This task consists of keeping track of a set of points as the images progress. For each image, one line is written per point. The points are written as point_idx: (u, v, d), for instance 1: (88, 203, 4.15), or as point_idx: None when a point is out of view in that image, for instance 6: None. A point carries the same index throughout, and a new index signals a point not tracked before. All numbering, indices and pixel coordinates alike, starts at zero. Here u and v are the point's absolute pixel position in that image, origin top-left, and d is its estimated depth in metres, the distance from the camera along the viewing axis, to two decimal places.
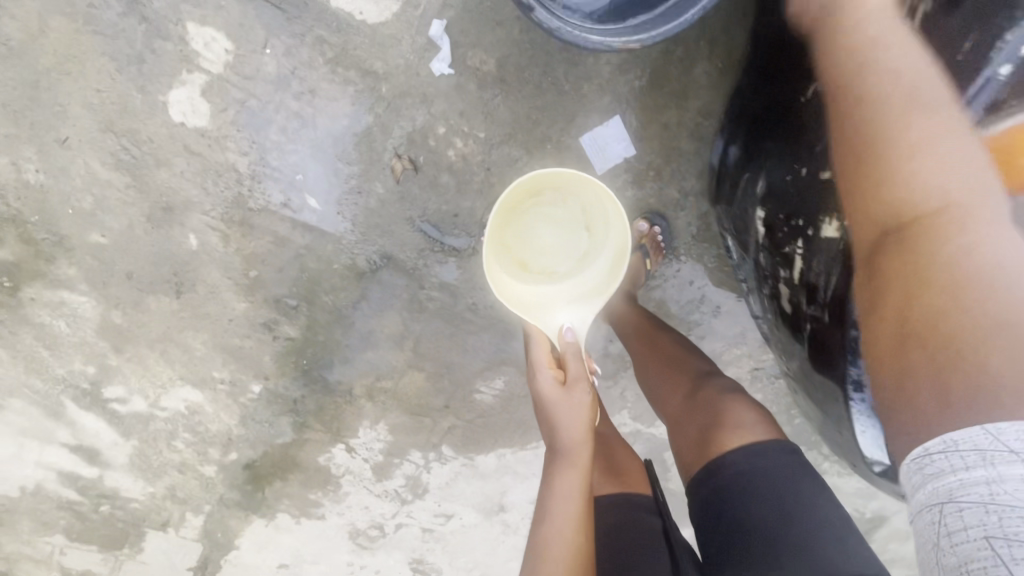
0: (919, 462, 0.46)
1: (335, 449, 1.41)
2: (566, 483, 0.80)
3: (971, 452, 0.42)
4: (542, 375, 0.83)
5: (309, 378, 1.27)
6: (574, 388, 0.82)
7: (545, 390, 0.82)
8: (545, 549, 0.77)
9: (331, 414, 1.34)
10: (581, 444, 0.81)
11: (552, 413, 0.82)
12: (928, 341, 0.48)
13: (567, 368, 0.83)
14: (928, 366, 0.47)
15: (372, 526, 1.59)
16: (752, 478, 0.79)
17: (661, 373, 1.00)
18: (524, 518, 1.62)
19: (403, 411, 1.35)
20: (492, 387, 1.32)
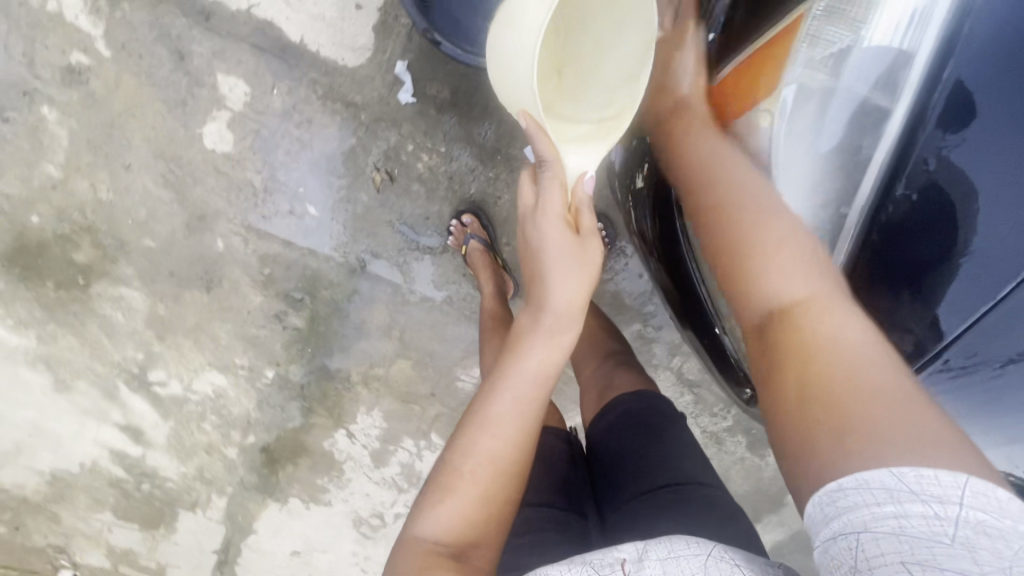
0: (831, 495, 0.52)
1: (338, 434, 1.59)
2: (534, 350, 0.78)
3: (879, 489, 0.48)
4: (549, 215, 0.78)
5: (313, 366, 1.48)
6: (587, 241, 0.80)
7: (551, 235, 0.79)
8: (492, 413, 0.75)
9: (333, 400, 1.53)
10: (574, 314, 0.80)
11: (555, 259, 0.78)
12: (823, 407, 0.56)
13: (580, 220, 0.81)
14: (829, 424, 0.55)
15: (373, 514, 1.75)
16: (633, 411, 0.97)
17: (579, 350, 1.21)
18: None
19: (396, 399, 1.53)
20: (471, 376, 1.49)
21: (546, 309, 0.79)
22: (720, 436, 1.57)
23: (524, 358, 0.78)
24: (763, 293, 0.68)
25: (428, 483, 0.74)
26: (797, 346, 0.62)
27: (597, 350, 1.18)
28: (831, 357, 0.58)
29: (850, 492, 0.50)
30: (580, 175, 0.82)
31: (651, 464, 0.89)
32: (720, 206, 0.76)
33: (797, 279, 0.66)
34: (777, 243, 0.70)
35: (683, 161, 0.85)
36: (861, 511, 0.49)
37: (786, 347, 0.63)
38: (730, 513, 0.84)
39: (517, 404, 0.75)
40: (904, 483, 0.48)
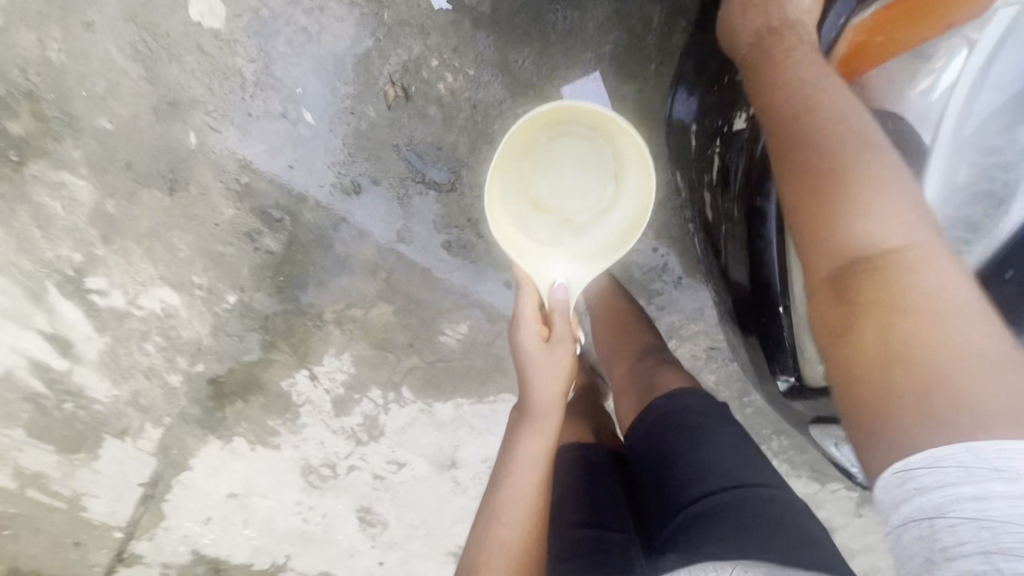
0: (901, 473, 0.57)
1: (299, 374, 1.45)
2: (529, 448, 0.98)
3: (956, 468, 0.53)
4: (526, 329, 1.00)
5: (283, 297, 1.33)
6: (557, 346, 0.99)
7: (528, 342, 1.00)
8: (502, 502, 0.95)
9: (299, 338, 1.39)
10: (552, 407, 1.02)
11: (533, 368, 1.01)
12: (898, 381, 0.60)
13: (552, 327, 0.99)
14: (910, 389, 0.59)
15: (325, 464, 1.64)
16: (670, 418, 1.02)
17: (614, 347, 1.26)
18: (474, 479, 1.69)
19: (369, 345, 1.40)
20: (456, 332, 1.38)
21: (528, 406, 1.02)
22: None
23: (518, 451, 0.99)
24: (860, 236, 0.66)
25: (465, 556, 0.95)
26: (883, 296, 0.63)
27: (631, 349, 1.22)
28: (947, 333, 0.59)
29: (919, 470, 0.56)
30: (552, 285, 1.00)
31: (694, 479, 0.92)
32: (809, 99, 0.76)
33: (894, 231, 0.66)
34: (880, 201, 0.67)
35: (768, 115, 0.79)
36: (932, 494, 0.54)
37: (875, 313, 0.64)
38: (792, 512, 0.86)
39: (524, 483, 0.96)
40: (977, 460, 0.53)
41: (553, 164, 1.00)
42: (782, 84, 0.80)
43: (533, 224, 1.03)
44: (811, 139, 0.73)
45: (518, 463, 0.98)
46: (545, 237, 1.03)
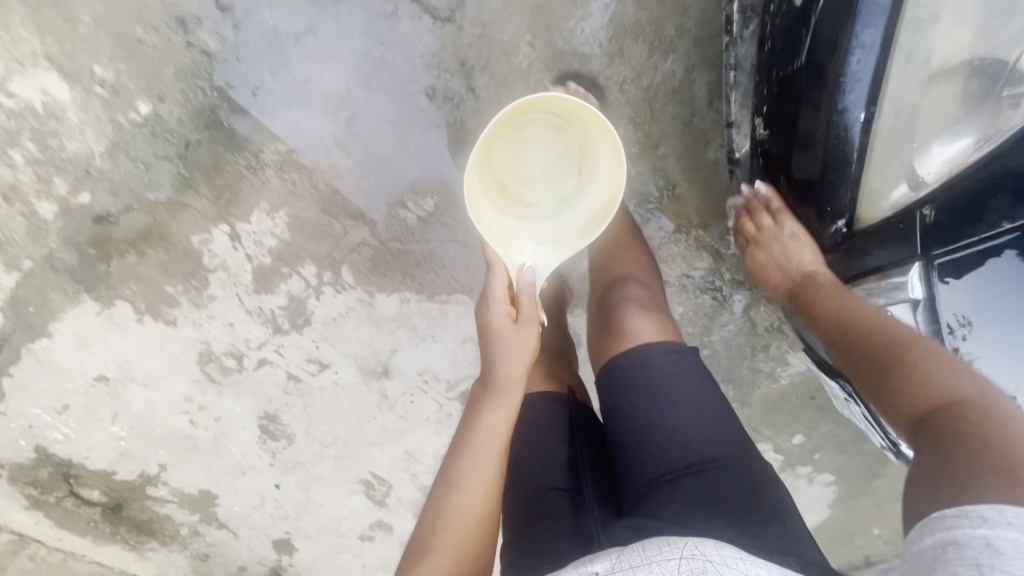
0: (933, 520, 0.60)
1: (216, 231, 1.20)
2: (493, 419, 0.80)
3: (978, 516, 0.56)
4: (494, 306, 0.85)
5: (212, 120, 1.09)
6: (526, 327, 0.85)
7: (495, 321, 0.84)
8: (459, 476, 0.77)
9: (225, 180, 1.14)
10: (518, 382, 0.82)
11: (499, 346, 0.83)
12: (962, 452, 0.63)
13: (520, 306, 0.85)
14: (955, 472, 0.62)
15: (229, 354, 1.38)
16: (632, 379, 0.88)
17: (602, 275, 1.09)
18: (404, 395, 1.51)
19: (311, 205, 1.18)
20: (419, 208, 1.20)
21: (490, 379, 0.83)
22: None
23: (479, 423, 0.80)
24: (922, 386, 0.72)
25: (412, 541, 0.76)
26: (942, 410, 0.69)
27: (604, 283, 1.07)
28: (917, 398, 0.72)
29: (950, 516, 0.58)
30: (519, 267, 0.88)
31: (660, 445, 0.82)
32: (851, 307, 0.89)
33: (951, 375, 0.72)
34: (929, 352, 0.76)
35: (817, 314, 0.93)
36: (955, 529, 0.57)
37: (944, 426, 0.67)
38: (761, 480, 0.80)
39: (486, 456, 0.77)
40: (999, 514, 0.55)
41: (523, 148, 0.91)
42: (841, 305, 0.91)
43: (495, 206, 0.90)
44: (857, 337, 0.85)
45: (476, 431, 0.79)
46: (512, 223, 0.91)
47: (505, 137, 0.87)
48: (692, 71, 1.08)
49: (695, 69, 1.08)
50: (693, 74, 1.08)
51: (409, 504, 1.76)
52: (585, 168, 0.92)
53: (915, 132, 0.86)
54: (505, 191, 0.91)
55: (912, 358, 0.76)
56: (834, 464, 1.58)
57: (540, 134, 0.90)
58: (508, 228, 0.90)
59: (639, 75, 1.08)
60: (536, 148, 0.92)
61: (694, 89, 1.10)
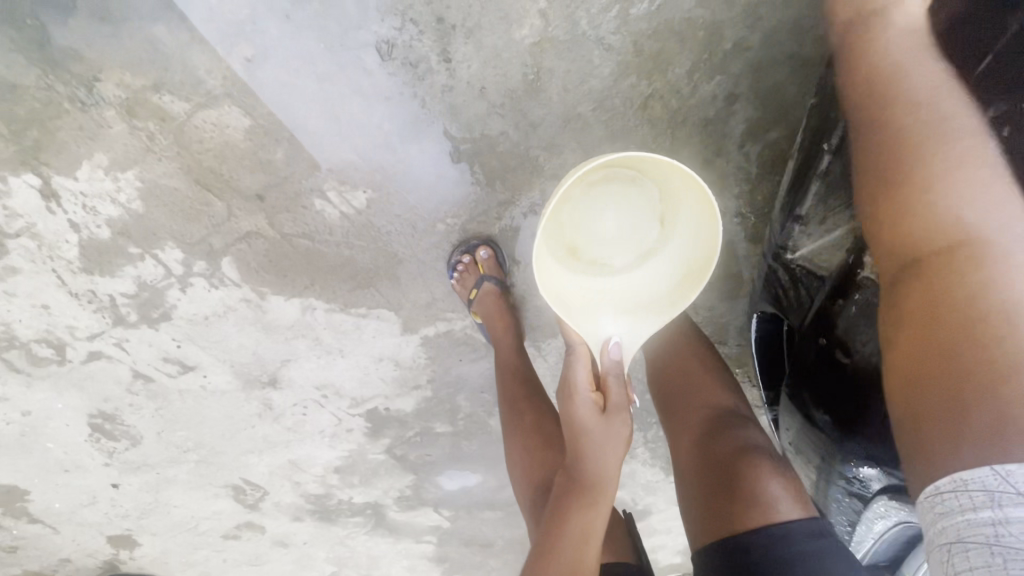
0: (929, 498, 0.40)
1: (16, 182, 0.78)
2: (575, 522, 0.64)
3: (978, 492, 0.36)
4: (577, 399, 0.65)
5: (10, 12, 0.67)
6: (614, 418, 0.65)
7: (582, 414, 0.65)
8: None
9: (30, 109, 0.73)
10: (608, 488, 0.66)
11: (589, 446, 0.65)
12: (965, 397, 0.39)
13: (606, 392, 0.66)
14: (958, 415, 0.39)
15: (42, 342, 0.99)
16: (769, 565, 0.62)
17: (673, 408, 0.84)
18: (295, 406, 1.22)
19: (177, 171, 0.80)
20: (344, 202, 0.86)
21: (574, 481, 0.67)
22: None
23: (556, 536, 0.64)
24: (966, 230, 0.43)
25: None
26: (954, 309, 0.41)
27: (706, 414, 0.80)
28: (951, 196, 0.45)
29: (946, 489, 0.38)
30: (605, 344, 0.67)
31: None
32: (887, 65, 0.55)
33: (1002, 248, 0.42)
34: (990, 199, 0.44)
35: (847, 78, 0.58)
36: (957, 516, 0.37)
37: (961, 351, 0.40)
38: None
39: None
40: (1006, 483, 0.35)
41: (590, 205, 0.68)
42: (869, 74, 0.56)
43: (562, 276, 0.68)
44: (883, 133, 0.52)
45: (561, 542, 0.63)
46: (587, 295, 0.70)
47: (571, 200, 0.67)
48: (734, 102, 0.83)
49: (739, 99, 0.82)
50: (735, 106, 0.83)
51: (288, 509, 1.52)
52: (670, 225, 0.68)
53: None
54: (574, 259, 0.69)
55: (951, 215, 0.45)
56: None
57: (614, 189, 0.68)
58: (584, 301, 0.69)
59: (670, 92, 0.81)
60: (607, 205, 0.68)
61: (732, 125, 0.85)
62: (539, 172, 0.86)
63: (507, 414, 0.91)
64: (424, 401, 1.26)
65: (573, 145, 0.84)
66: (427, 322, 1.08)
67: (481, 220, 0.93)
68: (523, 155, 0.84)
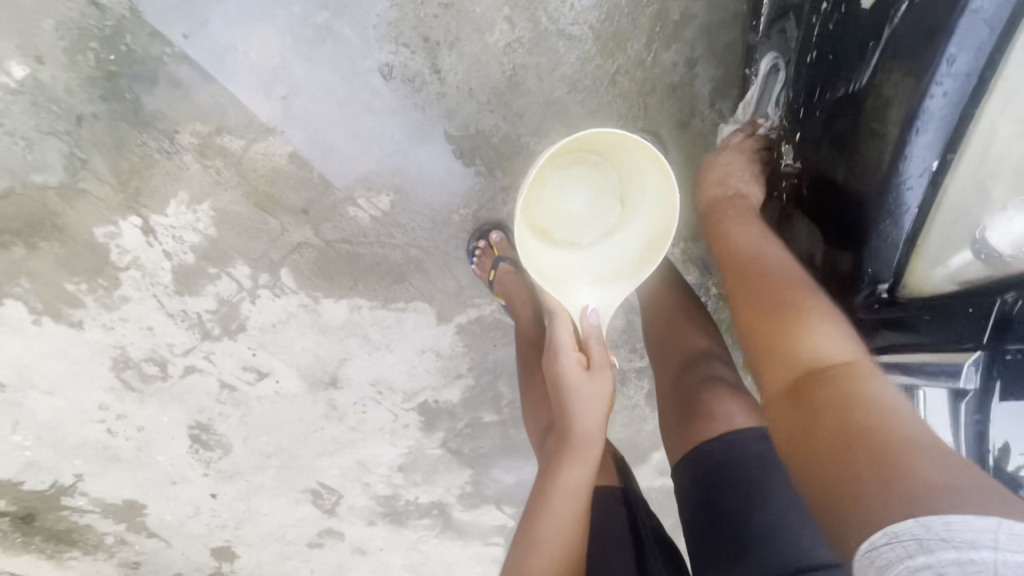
0: (869, 555, 0.43)
1: (124, 223, 1.00)
2: (569, 477, 0.73)
3: (911, 540, 0.40)
4: (562, 358, 0.71)
5: (112, 91, 0.90)
6: (598, 376, 0.71)
7: (566, 375, 0.71)
8: (535, 543, 0.71)
9: (132, 164, 0.95)
10: (596, 436, 0.74)
11: (572, 400, 0.72)
12: (867, 469, 0.47)
13: (589, 352, 0.72)
14: (872, 484, 0.46)
15: (149, 360, 1.20)
16: (724, 469, 0.71)
17: (657, 354, 0.92)
18: (356, 405, 1.36)
19: (241, 197, 0.99)
20: (372, 206, 1.03)
21: (565, 436, 0.75)
22: (625, 376, 1.30)
23: (556, 486, 0.73)
24: (823, 353, 0.58)
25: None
26: (836, 407, 0.53)
27: (681, 352, 0.88)
28: (816, 333, 0.60)
29: (886, 544, 0.42)
30: (584, 309, 0.73)
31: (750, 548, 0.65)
32: (758, 246, 0.74)
33: (851, 362, 0.57)
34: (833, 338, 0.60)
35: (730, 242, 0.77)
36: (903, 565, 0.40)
37: (850, 437, 0.50)
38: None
39: (563, 522, 0.72)
40: (931, 531, 0.40)
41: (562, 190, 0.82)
42: (742, 245, 0.75)
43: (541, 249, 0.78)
44: (759, 282, 0.69)
45: (556, 493, 0.73)
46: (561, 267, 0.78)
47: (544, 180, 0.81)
48: (694, 64, 0.93)
49: (699, 62, 0.93)
50: (696, 68, 0.93)
51: (362, 512, 1.65)
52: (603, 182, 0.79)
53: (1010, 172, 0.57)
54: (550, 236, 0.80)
55: (806, 347, 0.60)
56: None
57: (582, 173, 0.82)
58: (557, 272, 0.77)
59: (634, 66, 0.93)
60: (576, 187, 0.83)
61: (698, 85, 0.94)
62: (532, 156, 0.99)
63: (525, 375, 1.01)
64: (468, 390, 1.37)
65: (557, 126, 0.96)
66: (459, 310, 1.21)
67: (490, 207, 1.06)
68: (515, 142, 0.98)
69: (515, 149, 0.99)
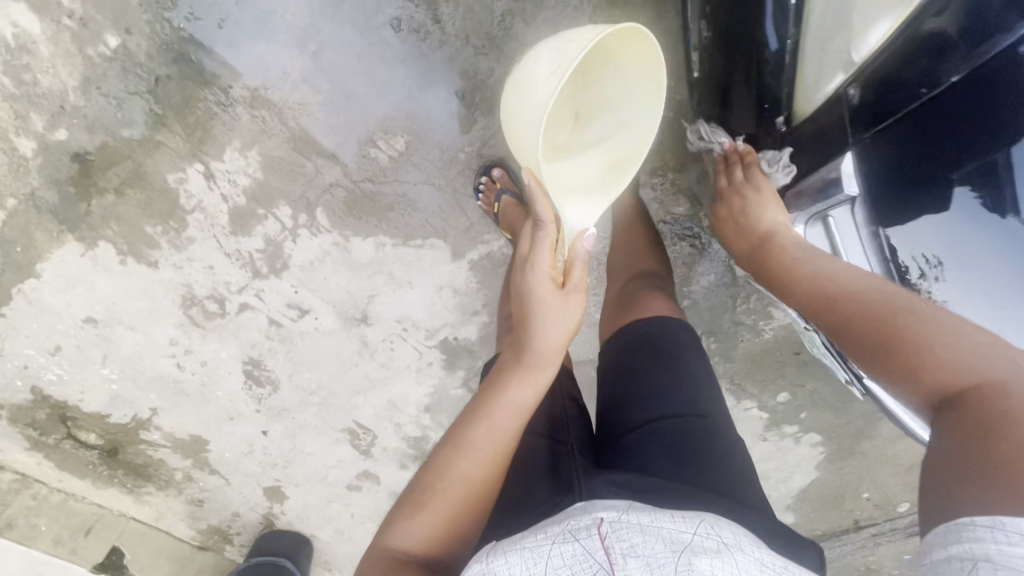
0: (954, 528, 0.54)
1: (191, 170, 1.21)
2: (522, 392, 0.77)
3: (1011, 530, 0.49)
4: (538, 269, 0.79)
5: (180, 55, 1.12)
6: (570, 296, 0.80)
7: (536, 285, 0.78)
8: (467, 444, 0.74)
9: (196, 117, 1.16)
10: (555, 357, 0.79)
11: (537, 311, 0.78)
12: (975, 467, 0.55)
13: (569, 277, 0.81)
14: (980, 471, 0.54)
15: (211, 297, 1.41)
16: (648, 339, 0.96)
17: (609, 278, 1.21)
18: (385, 342, 1.52)
19: (282, 143, 1.19)
20: (390, 147, 1.21)
21: (528, 351, 0.79)
22: None
23: (503, 396, 0.77)
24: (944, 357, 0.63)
25: (403, 498, 0.75)
26: (963, 415, 0.58)
27: (627, 273, 1.17)
28: (936, 337, 0.64)
29: (977, 526, 0.52)
30: (580, 232, 0.83)
31: (657, 397, 0.88)
32: (844, 272, 0.80)
33: (979, 361, 0.61)
34: (955, 336, 0.64)
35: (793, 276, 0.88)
36: (986, 545, 0.50)
37: (969, 445, 0.56)
38: (724, 447, 0.84)
39: (498, 432, 0.75)
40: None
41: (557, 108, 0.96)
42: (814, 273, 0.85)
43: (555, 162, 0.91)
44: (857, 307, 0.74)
45: (501, 406, 0.76)
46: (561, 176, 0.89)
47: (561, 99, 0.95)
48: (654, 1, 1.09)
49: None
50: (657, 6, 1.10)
51: (395, 455, 1.79)
52: (639, 119, 0.88)
53: (849, 22, 0.83)
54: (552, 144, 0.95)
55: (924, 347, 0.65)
56: (817, 423, 1.76)
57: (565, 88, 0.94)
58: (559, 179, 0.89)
59: None
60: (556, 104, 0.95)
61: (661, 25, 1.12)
62: None
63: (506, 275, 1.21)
64: (484, 328, 1.50)
65: None
66: (471, 246, 1.36)
67: (491, 144, 1.22)
68: (508, 83, 1.16)
69: (507, 87, 1.16)
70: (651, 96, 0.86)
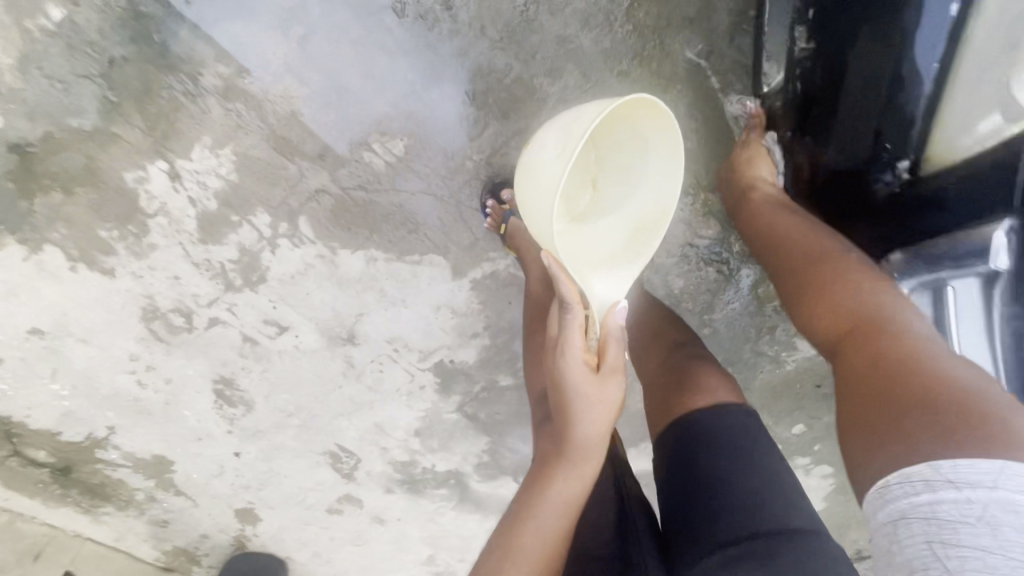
0: (881, 489, 0.57)
1: (152, 168, 1.04)
2: (566, 486, 0.71)
3: (919, 481, 0.54)
4: (572, 356, 0.70)
5: (140, 32, 0.94)
6: (607, 380, 0.71)
7: (573, 374, 0.70)
8: (515, 547, 0.68)
9: (159, 107, 0.99)
10: (597, 447, 0.73)
11: (578, 406, 0.71)
12: (891, 407, 0.60)
13: (605, 356, 0.72)
14: (888, 414, 0.60)
15: (176, 311, 1.24)
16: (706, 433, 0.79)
17: (645, 346, 1.05)
18: (373, 363, 1.37)
19: (261, 141, 1.03)
20: (387, 151, 1.05)
21: (566, 444, 0.72)
22: None
23: (548, 494, 0.71)
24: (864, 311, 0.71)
25: None
26: (880, 359, 0.65)
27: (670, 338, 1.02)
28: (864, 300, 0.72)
29: (894, 484, 0.56)
30: (613, 304, 0.73)
31: (731, 511, 0.70)
32: (800, 234, 0.85)
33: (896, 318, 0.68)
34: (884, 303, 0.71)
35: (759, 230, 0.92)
36: (903, 501, 0.55)
37: (885, 386, 0.62)
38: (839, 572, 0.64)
39: (547, 537, 0.69)
40: (938, 474, 0.53)
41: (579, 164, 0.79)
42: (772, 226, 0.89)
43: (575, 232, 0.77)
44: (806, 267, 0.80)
45: (545, 504, 0.70)
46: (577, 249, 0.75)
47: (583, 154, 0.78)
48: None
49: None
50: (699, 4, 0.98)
51: (380, 479, 1.65)
52: (661, 179, 0.72)
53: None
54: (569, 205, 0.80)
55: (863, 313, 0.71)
56: (831, 457, 1.65)
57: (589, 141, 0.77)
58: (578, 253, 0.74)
59: None
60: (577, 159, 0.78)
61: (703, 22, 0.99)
62: (543, 97, 1.02)
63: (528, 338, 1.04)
64: (484, 351, 1.36)
65: (569, 66, 1.00)
66: (474, 264, 1.21)
67: (504, 152, 1.07)
68: (527, 83, 1.01)
69: (524, 87, 1.01)
70: (673, 155, 0.70)
